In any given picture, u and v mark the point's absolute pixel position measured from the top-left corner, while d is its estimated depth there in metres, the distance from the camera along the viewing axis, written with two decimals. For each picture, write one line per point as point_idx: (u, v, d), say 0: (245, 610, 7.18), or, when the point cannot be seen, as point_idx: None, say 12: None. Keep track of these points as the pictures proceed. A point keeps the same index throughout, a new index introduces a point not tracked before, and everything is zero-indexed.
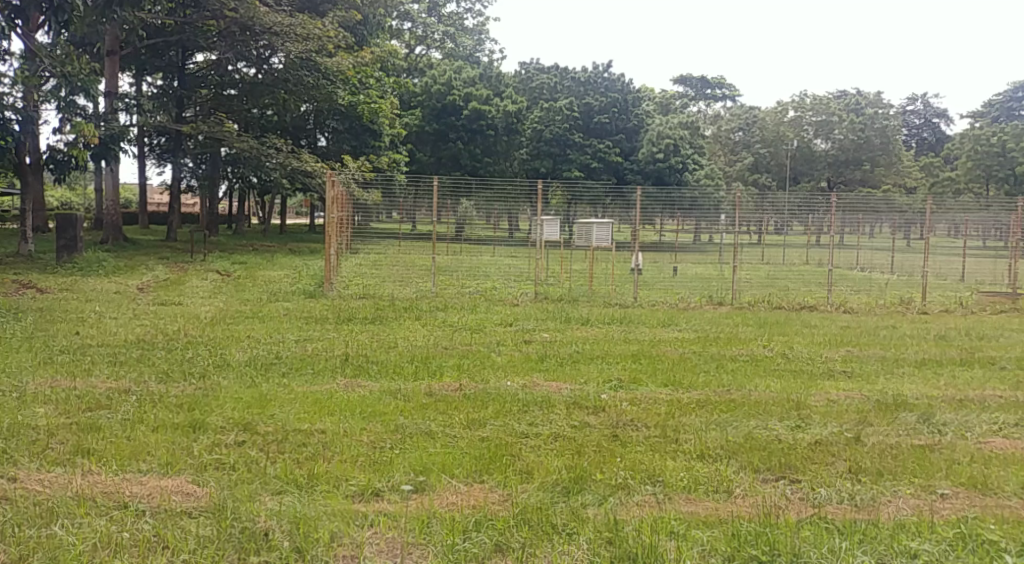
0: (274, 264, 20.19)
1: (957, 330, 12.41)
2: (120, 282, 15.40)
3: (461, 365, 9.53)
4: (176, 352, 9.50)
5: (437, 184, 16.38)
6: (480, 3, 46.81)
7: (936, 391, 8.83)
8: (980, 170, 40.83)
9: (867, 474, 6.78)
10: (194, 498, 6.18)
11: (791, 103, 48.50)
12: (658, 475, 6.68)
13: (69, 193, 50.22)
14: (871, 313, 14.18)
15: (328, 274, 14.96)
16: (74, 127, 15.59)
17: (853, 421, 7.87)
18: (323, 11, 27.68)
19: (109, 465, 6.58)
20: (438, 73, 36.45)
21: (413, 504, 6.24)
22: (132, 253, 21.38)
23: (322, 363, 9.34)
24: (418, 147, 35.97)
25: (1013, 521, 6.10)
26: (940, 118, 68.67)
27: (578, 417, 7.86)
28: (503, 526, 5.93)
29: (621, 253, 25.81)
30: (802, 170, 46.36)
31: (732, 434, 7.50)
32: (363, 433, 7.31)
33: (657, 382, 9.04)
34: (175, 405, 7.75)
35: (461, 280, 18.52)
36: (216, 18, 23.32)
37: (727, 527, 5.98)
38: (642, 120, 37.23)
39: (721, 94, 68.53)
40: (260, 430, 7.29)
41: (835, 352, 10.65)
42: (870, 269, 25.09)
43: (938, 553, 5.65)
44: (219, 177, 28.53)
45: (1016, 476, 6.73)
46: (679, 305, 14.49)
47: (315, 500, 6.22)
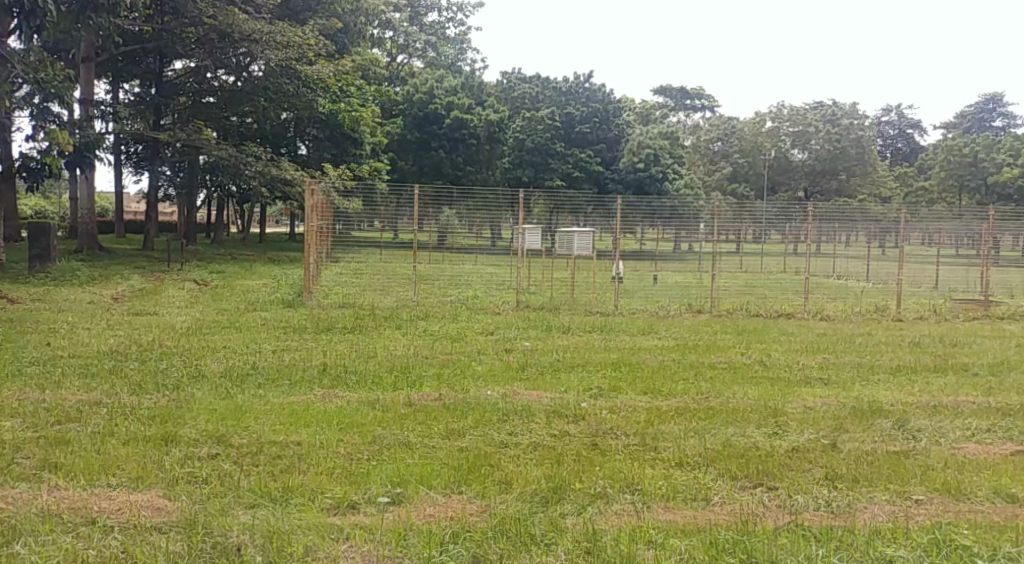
0: (253, 273, 20.02)
1: (931, 336, 12.43)
2: (96, 291, 15.20)
3: (441, 374, 9.42)
4: (149, 363, 9.34)
5: (419, 195, 16.23)
6: (461, 12, 46.83)
7: (911, 397, 8.82)
8: (953, 180, 41.19)
9: (843, 481, 6.72)
10: (164, 513, 6.05)
11: (769, 114, 48.62)
12: (636, 483, 6.60)
13: (44, 201, 49.81)
14: (848, 321, 14.17)
15: (308, 283, 14.76)
16: (49, 134, 15.41)
17: (830, 428, 7.82)
18: (303, 19, 27.64)
19: (77, 480, 6.45)
20: (419, 81, 36.41)
21: (390, 516, 6.12)
22: (107, 262, 21.15)
23: (299, 373, 9.21)
24: (399, 156, 35.74)
25: (987, 527, 6.05)
26: (914, 128, 69.31)
27: (557, 426, 7.77)
28: (480, 538, 5.83)
29: (601, 262, 25.79)
30: (779, 181, 46.69)
31: (710, 442, 7.44)
32: (339, 444, 7.20)
33: (637, 390, 8.97)
34: (148, 417, 7.61)
35: (442, 289, 18.39)
36: (195, 25, 23.50)
37: (705, 535, 5.90)
38: (622, 129, 37.12)
39: (700, 105, 68.77)
40: (234, 442, 7.16)
41: (812, 359, 10.62)
42: (846, 278, 25.20)
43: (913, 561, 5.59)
44: (197, 185, 28.30)
45: (990, 481, 6.69)
46: (659, 313, 14.45)
47: (289, 514, 6.10)
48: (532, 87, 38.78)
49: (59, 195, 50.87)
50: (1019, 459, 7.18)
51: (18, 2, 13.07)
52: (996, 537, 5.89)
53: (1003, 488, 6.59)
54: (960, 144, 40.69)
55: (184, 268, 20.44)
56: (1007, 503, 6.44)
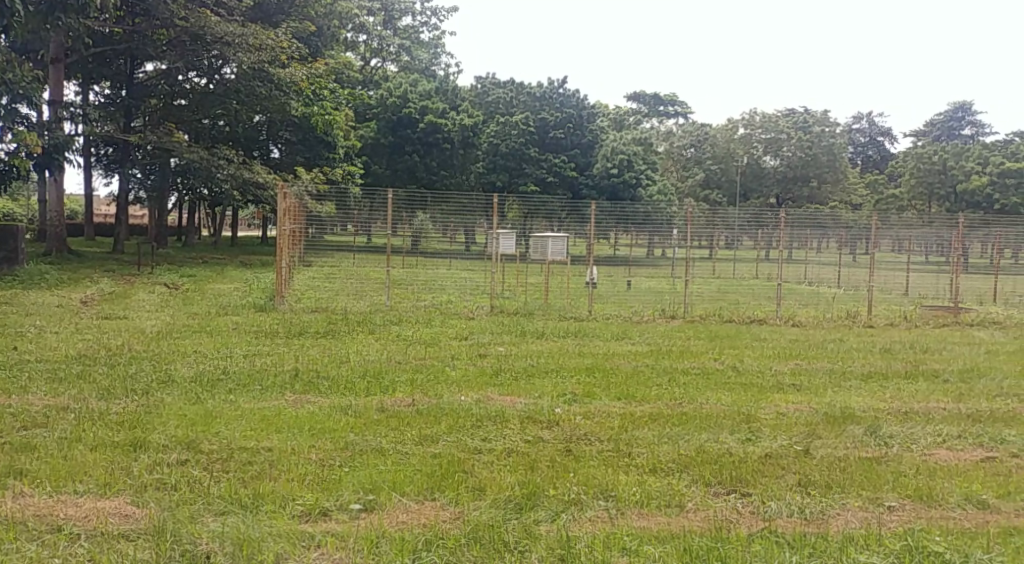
0: (224, 277, 19.90)
1: (901, 343, 12.55)
2: (64, 295, 15.01)
3: (413, 379, 9.37)
4: (119, 367, 9.22)
5: (391, 198, 16.03)
6: (436, 17, 46.82)
7: (883, 403, 8.88)
8: (922, 188, 41.58)
9: (817, 487, 6.75)
10: (132, 520, 5.96)
11: (741, 120, 48.83)
12: (611, 490, 6.59)
13: (11, 202, 49.22)
14: (820, 326, 14.27)
15: (280, 287, 14.61)
16: (16, 135, 15.20)
17: (803, 434, 7.85)
18: (276, 22, 27.49)
19: (44, 486, 6.34)
20: (393, 85, 36.36)
21: (362, 523, 6.07)
22: (76, 265, 20.93)
23: (271, 378, 9.12)
24: (372, 160, 35.68)
25: (959, 533, 6.09)
26: (885, 136, 70.11)
27: (531, 432, 7.75)
28: (453, 545, 5.79)
29: (575, 267, 25.84)
30: (752, 187, 46.94)
31: (684, 447, 7.45)
32: (311, 450, 7.13)
33: (611, 395, 8.98)
34: (117, 422, 7.51)
35: (416, 294, 18.30)
36: (166, 27, 23.28)
37: (679, 542, 5.89)
38: (596, 135, 37.10)
39: (673, 111, 69.25)
40: (205, 448, 7.08)
41: (784, 365, 10.68)
42: (818, 284, 25.39)
43: None
44: (168, 188, 28.06)
45: (961, 488, 6.74)
46: (632, 319, 14.48)
47: (259, 520, 6.03)
48: (506, 92, 38.84)
49: (27, 197, 50.30)
50: (989, 465, 7.24)
51: None
52: (968, 543, 5.93)
53: (975, 494, 6.64)
54: (929, 151, 41.19)
55: (155, 271, 20.21)
56: (979, 508, 6.49)
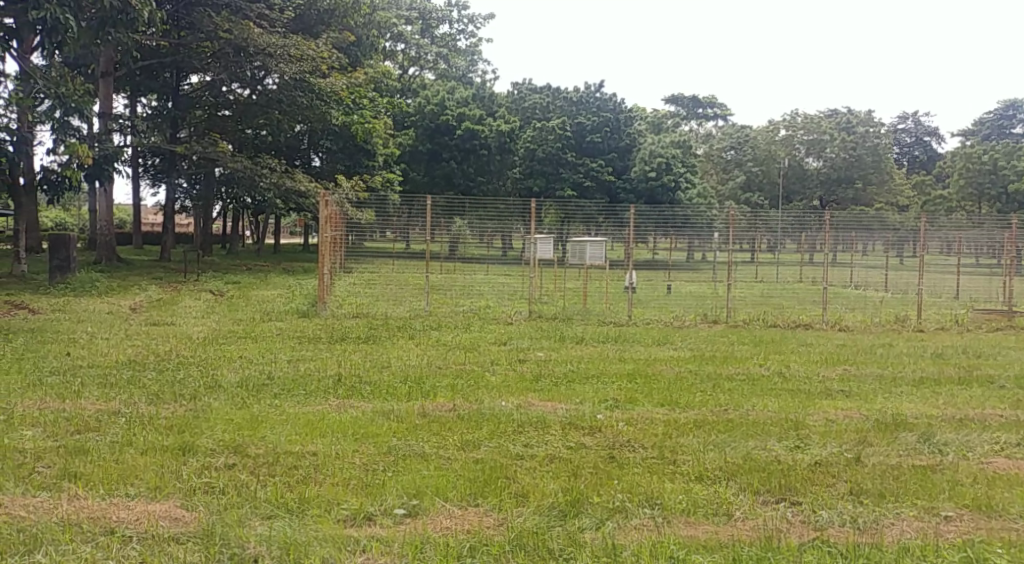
0: (268, 284, 20.07)
1: (952, 347, 12.35)
2: (113, 302, 15.25)
3: (455, 385, 9.38)
4: (166, 373, 9.36)
5: (430, 205, 15.99)
6: (473, 24, 47.04)
7: (936, 410, 8.73)
8: (971, 189, 40.90)
9: (869, 496, 6.67)
10: (182, 523, 6.05)
11: (782, 122, 48.64)
12: (656, 498, 6.56)
13: (61, 211, 50.36)
14: (867, 331, 14.08)
15: (322, 294, 14.69)
16: (69, 148, 15.44)
17: (853, 441, 7.75)
18: (317, 32, 27.79)
19: (96, 489, 6.45)
20: (431, 93, 36.59)
21: (407, 529, 6.10)
22: (124, 273, 21.24)
23: (314, 383, 9.20)
24: (411, 167, 35.89)
25: (1020, 545, 5.97)
26: (932, 136, 69.11)
27: (573, 438, 7.74)
28: (499, 552, 5.81)
29: (614, 271, 25.75)
30: (794, 189, 46.59)
31: (730, 455, 7.40)
32: (355, 455, 7.18)
33: (654, 401, 8.92)
34: (165, 427, 7.61)
35: (456, 300, 18.35)
36: (210, 39, 23.47)
37: (728, 552, 5.86)
38: (634, 139, 36.91)
39: (713, 114, 68.72)
40: (251, 452, 7.16)
41: (831, 371, 10.56)
42: (865, 288, 25.02)
43: None
44: (212, 196, 28.44)
45: (1022, 498, 6.61)
46: (675, 324, 14.39)
47: (306, 525, 6.08)
48: (543, 97, 38.87)
49: (76, 206, 51.35)
50: None
51: (39, 18, 13.21)
52: None
53: None
54: (979, 152, 40.48)
55: (201, 279, 20.45)
56: None
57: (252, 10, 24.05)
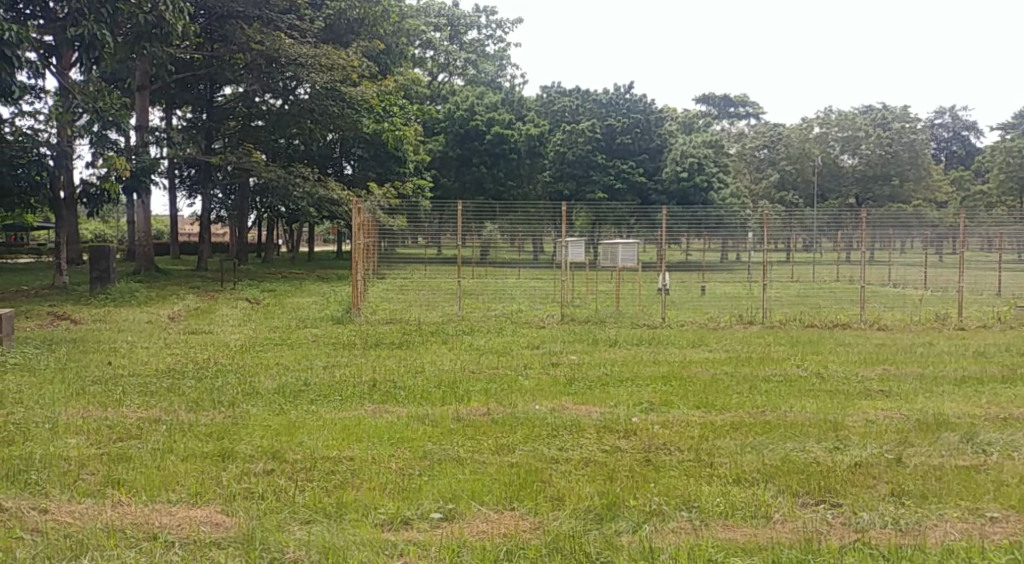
0: (303, 292, 20.20)
1: (995, 345, 12.18)
2: (152, 311, 15.49)
3: (490, 389, 9.44)
4: (205, 380, 9.48)
5: (461, 210, 15.99)
6: (502, 29, 47.23)
7: (978, 410, 8.62)
8: (1013, 183, 40.19)
9: (910, 497, 6.61)
10: (223, 528, 6.13)
11: (816, 120, 48.36)
12: (693, 500, 6.55)
13: (100, 223, 51.22)
14: (907, 330, 13.93)
15: (356, 300, 14.78)
16: (107, 160, 15.69)
17: (893, 442, 7.69)
18: (347, 42, 28.01)
19: (139, 495, 6.56)
20: (461, 99, 36.79)
21: (444, 533, 6.14)
22: (162, 283, 21.49)
23: (350, 389, 9.28)
24: (442, 173, 36.08)
25: None
26: (968, 130, 68.40)
27: (609, 441, 7.74)
28: (535, 556, 5.83)
29: (647, 274, 25.68)
30: (830, 188, 46.45)
31: (769, 456, 7.36)
32: (391, 460, 7.24)
33: (689, 404, 8.90)
34: (205, 433, 7.72)
35: (488, 305, 18.35)
36: (243, 51, 23.77)
37: (766, 554, 5.84)
38: (665, 140, 36.76)
39: (745, 112, 68.41)
40: (289, 458, 7.24)
41: (869, 371, 10.47)
42: (904, 286, 24.70)
43: None
44: (245, 206, 28.76)
45: None
46: (710, 326, 14.31)
47: (344, 530, 6.14)
48: (572, 101, 38.90)
49: (114, 217, 52.21)
50: None
51: (77, 35, 13.47)
52: None
53: None
54: (1018, 146, 39.75)
55: (237, 287, 20.68)
56: None
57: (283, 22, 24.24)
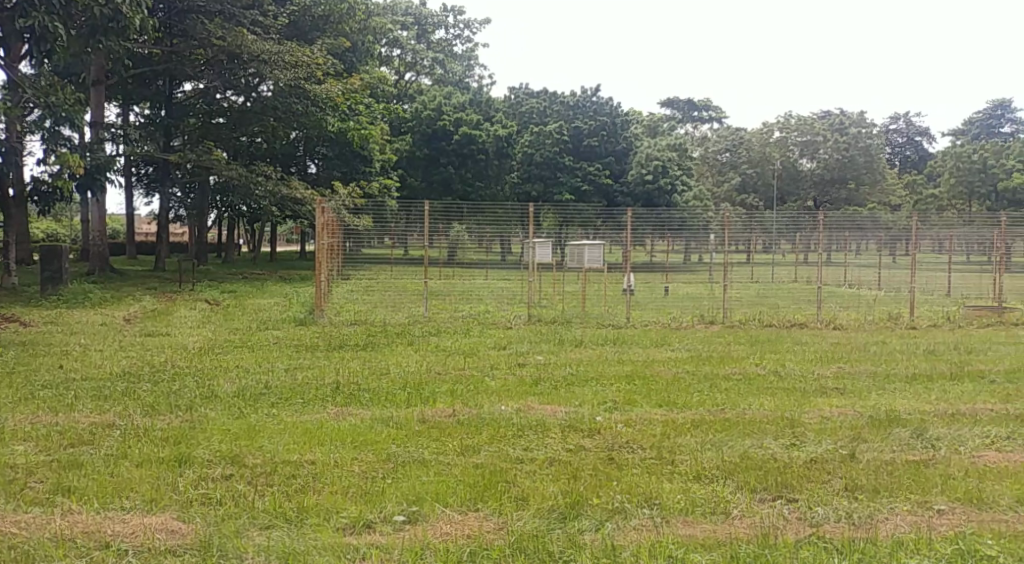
0: (266, 293, 19.97)
1: (945, 343, 12.30)
2: (108, 313, 15.18)
3: (455, 390, 9.36)
4: (162, 384, 9.30)
5: (427, 211, 15.81)
6: (469, 29, 47.09)
7: (928, 406, 8.68)
8: (962, 187, 40.76)
9: (864, 491, 6.62)
10: (179, 535, 6.00)
11: (776, 124, 48.83)
12: (655, 498, 6.51)
13: (55, 223, 50.23)
14: (861, 329, 14.05)
15: (319, 301, 14.55)
16: (60, 157, 15.34)
17: (848, 438, 7.72)
18: (311, 39, 27.66)
19: (90, 503, 6.40)
20: (428, 98, 36.59)
21: (406, 535, 6.06)
22: (118, 284, 21.11)
23: (312, 392, 9.15)
24: (408, 173, 35.90)
25: (1010, 535, 5.96)
26: (923, 136, 69.20)
27: (573, 441, 7.69)
28: (498, 556, 5.77)
29: (612, 274, 25.72)
30: (789, 190, 46.51)
31: (728, 454, 7.35)
32: (354, 463, 7.14)
33: (652, 402, 8.88)
34: (161, 438, 7.57)
35: (454, 306, 18.26)
36: (204, 46, 23.26)
37: (726, 549, 5.82)
38: (631, 143, 37.07)
39: (708, 116, 68.81)
40: (248, 462, 7.11)
41: (826, 369, 10.51)
42: (859, 287, 24.98)
43: None
44: (206, 206, 28.40)
45: (1011, 490, 6.58)
46: (672, 326, 14.32)
47: (304, 534, 6.04)
48: (540, 102, 38.91)
49: (70, 216, 51.24)
50: None
51: (27, 27, 13.15)
52: (1020, 546, 5.80)
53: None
54: (969, 150, 40.40)
55: (196, 288, 20.36)
56: None
57: (246, 17, 23.99)
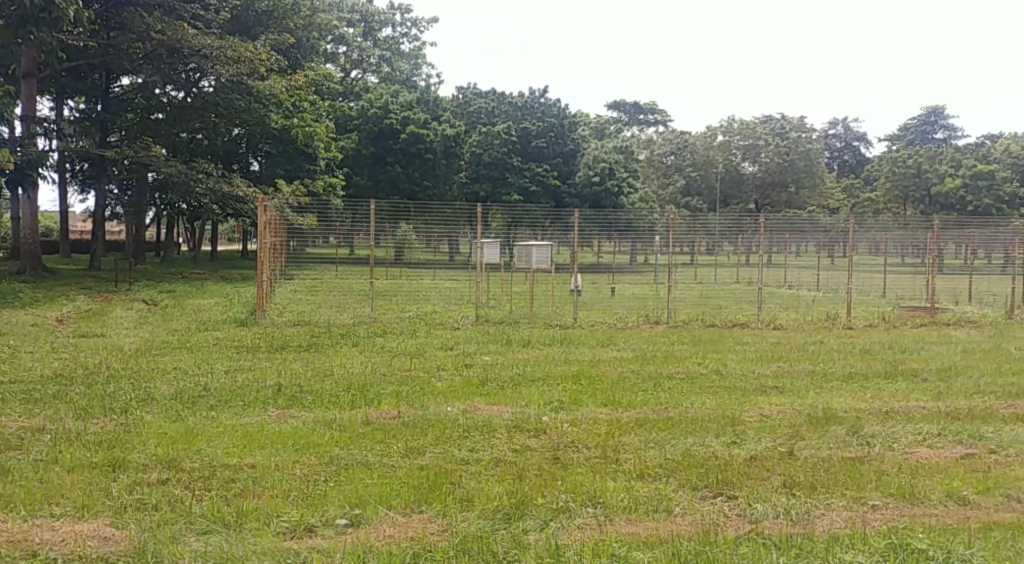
0: (206, 293, 19.60)
1: (880, 343, 12.52)
2: (40, 314, 14.76)
3: (400, 391, 9.26)
4: (96, 387, 9.05)
5: (372, 210, 15.60)
6: (417, 28, 46.85)
7: (864, 404, 8.81)
8: (897, 191, 41.85)
9: (801, 488, 6.67)
10: (112, 542, 5.82)
11: (719, 128, 49.15)
12: (599, 496, 6.49)
13: None
14: (799, 329, 14.24)
15: (261, 301, 14.28)
16: None
17: (786, 436, 7.78)
18: (255, 34, 27.27)
19: (18, 510, 6.18)
20: (374, 96, 36.30)
21: (349, 539, 5.95)
22: (52, 283, 20.56)
23: (253, 394, 8.98)
24: (353, 172, 35.59)
25: (939, 529, 6.05)
26: (860, 141, 70.55)
27: (518, 441, 7.64)
28: (442, 558, 5.69)
29: (560, 275, 25.79)
30: (731, 193, 47.01)
31: (670, 452, 7.37)
32: (295, 466, 7.00)
33: (597, 402, 8.87)
34: (94, 442, 7.36)
35: (400, 306, 18.12)
36: (143, 40, 22.77)
37: (667, 547, 5.81)
38: (578, 144, 37.05)
39: (653, 119, 69.38)
40: (185, 466, 6.94)
41: (766, 368, 10.60)
42: (799, 287, 25.38)
43: None
44: (145, 205, 27.82)
45: (942, 485, 6.69)
46: (618, 326, 14.38)
47: (243, 539, 5.90)
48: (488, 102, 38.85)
49: None
50: (968, 462, 7.20)
51: None
52: (950, 539, 5.89)
53: (955, 491, 6.61)
54: (904, 155, 41.43)
55: (133, 288, 19.91)
56: (958, 505, 6.45)
57: (186, 11, 23.57)
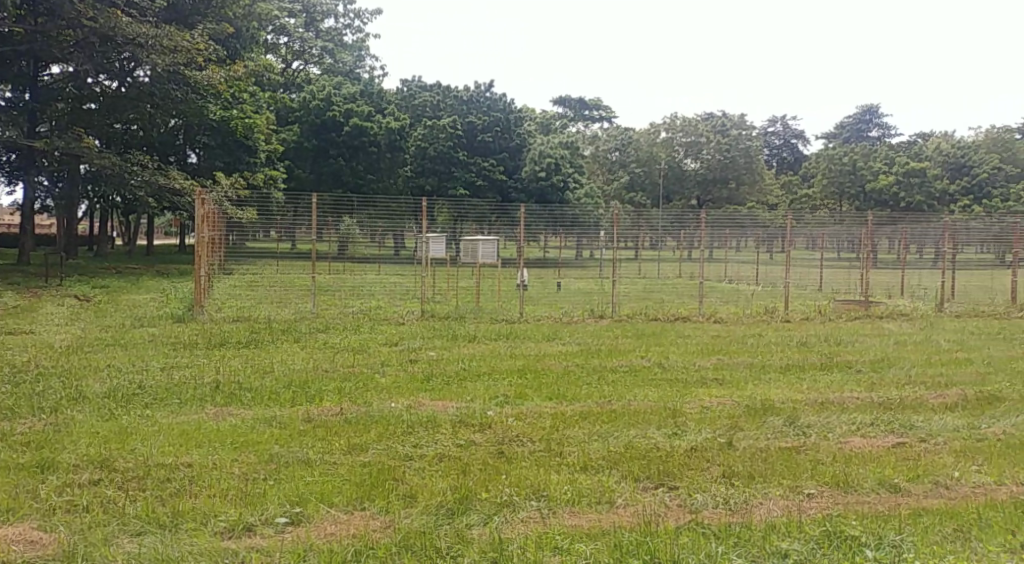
0: (141, 288, 19.18)
1: (817, 336, 12.71)
2: None
3: (342, 388, 9.13)
4: (24, 386, 8.76)
5: (315, 202, 15.41)
6: (360, 20, 46.43)
7: (801, 395, 8.91)
8: (833, 188, 42.57)
9: (740, 478, 6.71)
10: (39, 546, 5.63)
11: (662, 125, 49.90)
12: (543, 490, 6.45)
13: None
14: (739, 322, 14.40)
15: (199, 297, 13.99)
16: None
17: (726, 427, 7.83)
18: (192, 23, 26.76)
19: None
20: (317, 89, 35.89)
21: (288, 537, 5.83)
22: None
23: (190, 392, 8.78)
24: (295, 165, 35.15)
25: (872, 516, 6.12)
26: (799, 139, 71.70)
27: (463, 436, 7.58)
28: (384, 555, 5.60)
29: (505, 270, 25.76)
30: (674, 189, 47.43)
31: (613, 444, 7.36)
32: (233, 465, 6.85)
33: (541, 396, 8.84)
34: (22, 442, 7.12)
35: (343, 301, 17.93)
36: (74, 27, 22.19)
37: (609, 538, 5.80)
38: (524, 139, 36.76)
39: (598, 115, 69.74)
40: (119, 466, 6.74)
41: (707, 360, 10.69)
42: (740, 282, 25.67)
43: (807, 553, 5.61)
44: (78, 198, 27.12)
45: (875, 473, 6.78)
46: (563, 319, 14.41)
47: (179, 539, 5.75)
48: (433, 96, 38.65)
49: None
50: (900, 451, 7.31)
51: None
52: (882, 525, 5.96)
53: (887, 478, 6.70)
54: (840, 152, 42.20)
55: (65, 284, 19.37)
56: (891, 492, 6.55)
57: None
